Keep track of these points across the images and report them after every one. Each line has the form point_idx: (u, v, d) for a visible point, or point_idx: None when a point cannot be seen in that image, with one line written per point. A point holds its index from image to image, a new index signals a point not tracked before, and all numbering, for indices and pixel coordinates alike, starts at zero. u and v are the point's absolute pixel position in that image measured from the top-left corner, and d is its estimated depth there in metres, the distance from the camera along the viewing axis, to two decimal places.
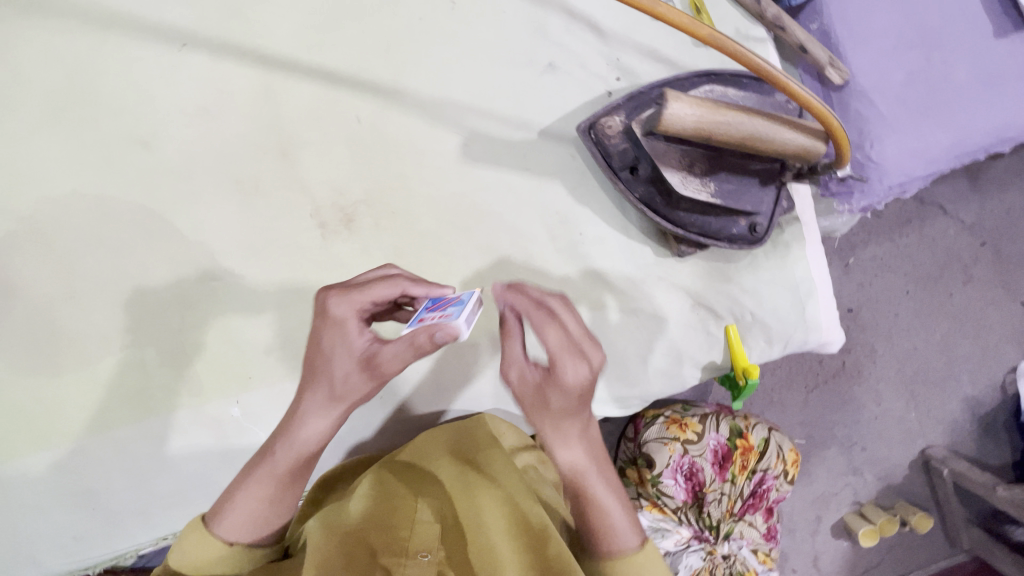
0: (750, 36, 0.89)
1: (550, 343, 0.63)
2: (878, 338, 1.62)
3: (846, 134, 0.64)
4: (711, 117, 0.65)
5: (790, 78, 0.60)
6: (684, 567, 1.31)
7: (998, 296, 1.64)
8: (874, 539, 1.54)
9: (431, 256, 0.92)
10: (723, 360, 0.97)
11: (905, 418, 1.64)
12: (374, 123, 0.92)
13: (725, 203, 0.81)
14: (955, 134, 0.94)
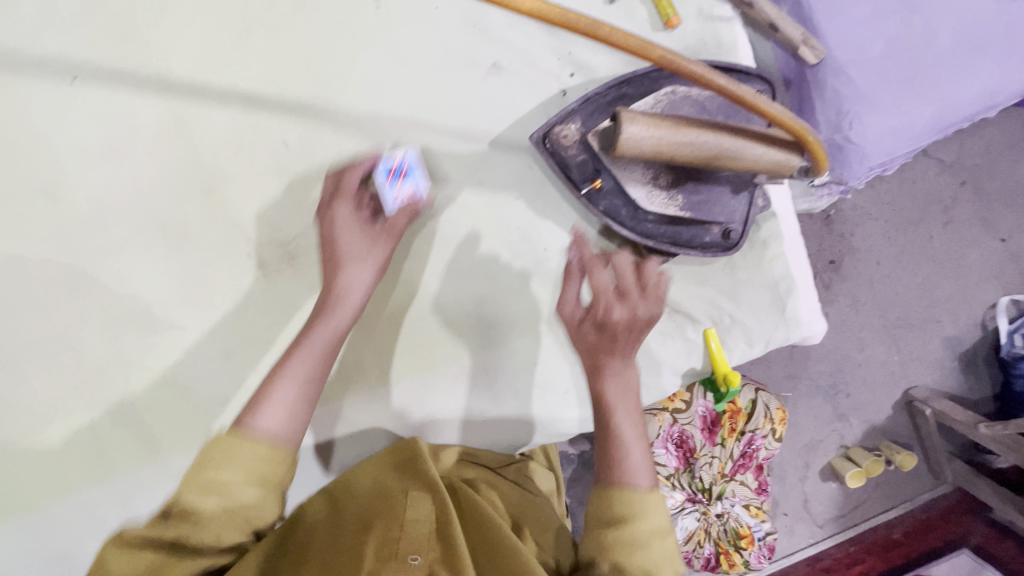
0: (715, 16, 0.80)
1: (602, 281, 0.70)
2: (861, 288, 1.56)
3: (820, 146, 0.58)
4: (671, 137, 0.57)
5: (753, 93, 0.54)
6: (680, 529, 1.34)
7: (977, 235, 1.58)
8: (861, 480, 1.50)
9: (386, 287, 0.85)
10: (703, 366, 0.92)
11: (888, 363, 1.58)
12: (303, 147, 0.82)
13: (694, 216, 0.76)
14: (938, 107, 0.87)
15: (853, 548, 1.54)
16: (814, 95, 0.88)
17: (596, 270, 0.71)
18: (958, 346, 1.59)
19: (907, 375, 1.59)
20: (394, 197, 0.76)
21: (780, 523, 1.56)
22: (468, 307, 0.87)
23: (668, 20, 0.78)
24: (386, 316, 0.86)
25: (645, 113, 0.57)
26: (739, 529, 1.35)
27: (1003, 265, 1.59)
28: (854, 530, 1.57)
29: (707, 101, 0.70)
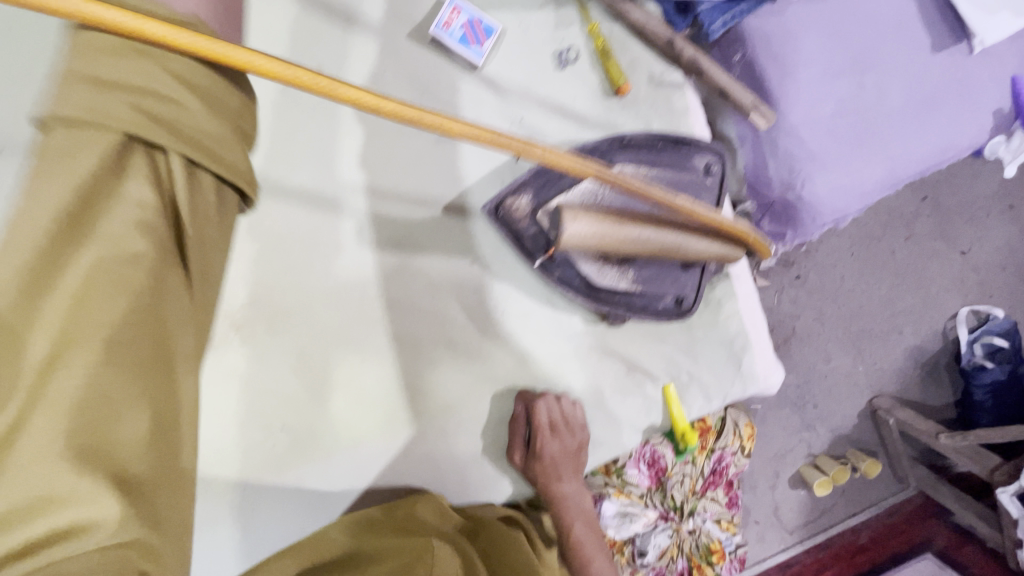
0: (666, 82, 0.80)
1: (541, 418, 0.83)
2: (825, 301, 1.56)
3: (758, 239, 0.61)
4: (614, 233, 0.59)
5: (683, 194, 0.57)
6: (652, 548, 1.21)
7: (938, 248, 1.59)
8: (829, 489, 1.49)
9: (337, 358, 0.82)
10: (662, 421, 0.93)
11: (853, 374, 1.58)
12: (242, 215, 0.80)
13: (645, 289, 0.78)
14: (889, 165, 0.88)
15: (823, 552, 1.53)
16: (766, 152, 0.89)
17: (538, 409, 0.84)
18: (919, 355, 1.59)
19: (871, 385, 1.58)
20: (443, 14, 0.75)
21: (751, 532, 1.55)
22: (427, 373, 0.85)
23: (618, 88, 0.78)
24: (338, 388, 0.81)
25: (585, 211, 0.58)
26: (711, 545, 1.26)
27: (963, 278, 1.60)
28: (824, 535, 1.56)
29: None
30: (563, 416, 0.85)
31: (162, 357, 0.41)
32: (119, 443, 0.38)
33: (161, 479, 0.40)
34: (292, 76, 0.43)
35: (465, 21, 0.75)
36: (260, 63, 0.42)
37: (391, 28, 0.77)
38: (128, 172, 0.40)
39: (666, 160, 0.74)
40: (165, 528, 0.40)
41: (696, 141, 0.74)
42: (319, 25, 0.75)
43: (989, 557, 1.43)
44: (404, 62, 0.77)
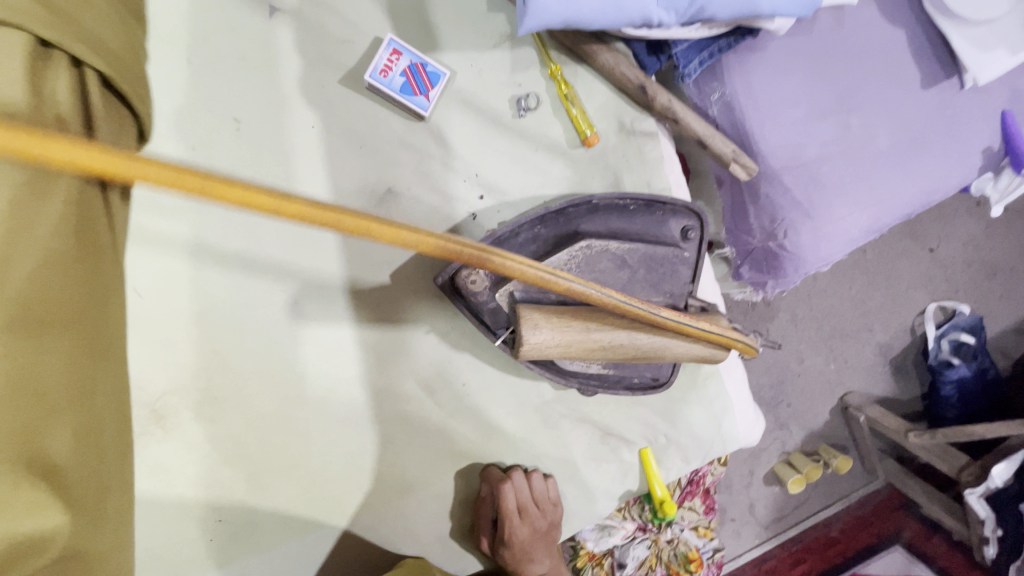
0: (638, 130, 0.73)
1: (510, 504, 0.76)
2: (798, 301, 1.38)
3: (728, 342, 0.57)
4: (575, 337, 0.53)
5: (653, 307, 0.51)
6: (632, 559, 1.18)
7: (907, 246, 1.42)
8: (801, 486, 1.32)
9: (279, 442, 0.74)
10: (639, 486, 0.86)
11: (825, 373, 1.41)
12: (160, 293, 0.70)
13: (617, 368, 0.72)
14: (876, 210, 0.82)
15: (795, 547, 1.40)
16: (747, 199, 0.81)
17: (506, 494, 0.76)
18: (888, 353, 1.43)
19: (842, 381, 1.42)
20: (380, 58, 0.64)
21: (726, 530, 1.40)
22: (382, 454, 0.78)
23: (585, 139, 0.70)
24: (284, 474, 0.75)
25: (545, 316, 0.53)
26: (688, 553, 1.22)
27: (936, 277, 1.43)
28: (797, 529, 1.42)
29: (626, 253, 0.64)
30: (532, 498, 0.79)
31: (85, 346, 0.46)
32: (52, 452, 0.41)
33: (98, 482, 0.46)
34: (167, 179, 0.34)
35: (407, 65, 0.65)
36: (130, 169, 0.33)
37: (318, 72, 0.66)
38: (61, 175, 0.44)
39: (639, 224, 0.67)
40: (97, 534, 0.44)
41: (671, 203, 0.66)
42: (234, 72, 0.64)
43: (953, 548, 1.33)
44: (339, 113, 0.67)
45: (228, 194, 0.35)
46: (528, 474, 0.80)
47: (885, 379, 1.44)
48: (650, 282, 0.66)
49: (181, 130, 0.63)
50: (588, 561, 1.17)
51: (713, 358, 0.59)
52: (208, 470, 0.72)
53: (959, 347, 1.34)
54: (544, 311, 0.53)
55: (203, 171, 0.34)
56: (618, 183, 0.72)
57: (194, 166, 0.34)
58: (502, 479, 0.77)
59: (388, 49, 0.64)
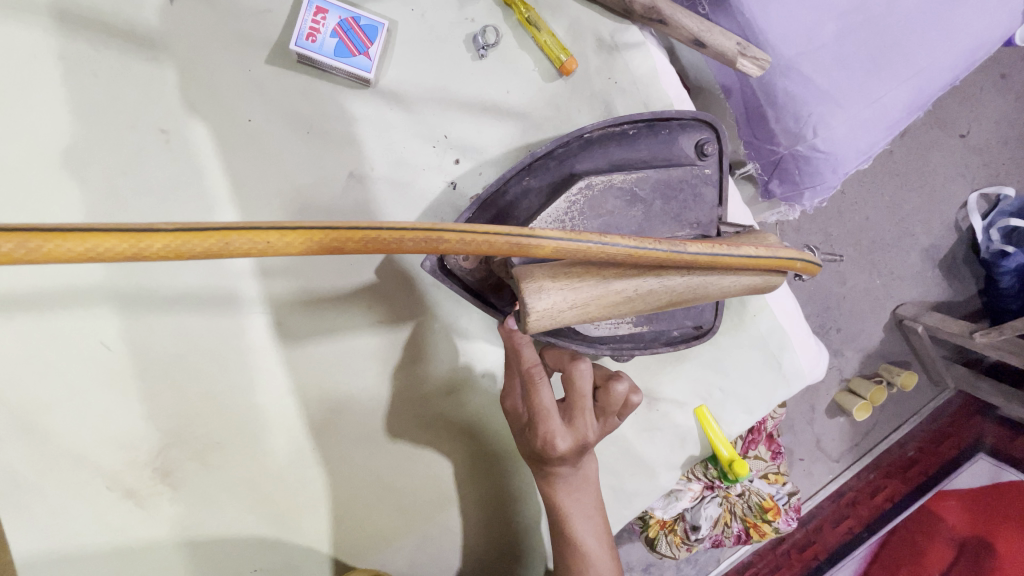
0: (622, 43, 0.62)
1: (546, 401, 0.53)
2: (830, 220, 1.24)
3: (779, 256, 0.46)
4: (594, 294, 0.44)
5: (674, 245, 0.42)
6: (706, 520, 1.08)
7: (937, 136, 1.26)
8: (868, 411, 1.19)
9: (299, 473, 0.69)
10: (702, 450, 0.77)
11: (872, 290, 1.27)
12: (130, 343, 0.63)
13: (653, 325, 0.62)
14: (918, 82, 0.69)
15: (873, 474, 1.29)
16: (763, 103, 0.70)
17: (540, 386, 0.53)
18: (936, 255, 1.29)
19: (892, 294, 1.28)
20: (304, 21, 0.54)
21: (797, 471, 1.28)
22: (410, 468, 0.72)
23: (562, 66, 0.60)
24: (311, 509, 0.69)
25: (554, 276, 0.44)
26: (763, 502, 1.11)
27: (975, 162, 1.27)
28: (871, 456, 1.29)
29: (635, 184, 0.54)
30: (585, 399, 0.54)
31: None
32: None
33: None
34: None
35: (337, 23, 0.55)
36: None
37: (242, 56, 0.58)
38: None
39: (644, 150, 0.57)
40: None
41: (677, 116, 0.56)
42: (150, 75, 0.56)
43: None
44: (277, 100, 0.58)
45: (54, 248, 0.30)
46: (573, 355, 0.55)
47: (937, 283, 1.30)
48: (670, 214, 0.55)
49: (106, 156, 0.56)
50: (660, 529, 1.11)
51: (773, 287, 0.50)
52: (233, 519, 0.68)
53: (1011, 232, 1.20)
54: (550, 270, 0.44)
55: (14, 231, 0.29)
56: (610, 110, 0.62)
57: (18, 229, 0.29)
58: (535, 362, 0.54)
59: (306, 9, 0.53)
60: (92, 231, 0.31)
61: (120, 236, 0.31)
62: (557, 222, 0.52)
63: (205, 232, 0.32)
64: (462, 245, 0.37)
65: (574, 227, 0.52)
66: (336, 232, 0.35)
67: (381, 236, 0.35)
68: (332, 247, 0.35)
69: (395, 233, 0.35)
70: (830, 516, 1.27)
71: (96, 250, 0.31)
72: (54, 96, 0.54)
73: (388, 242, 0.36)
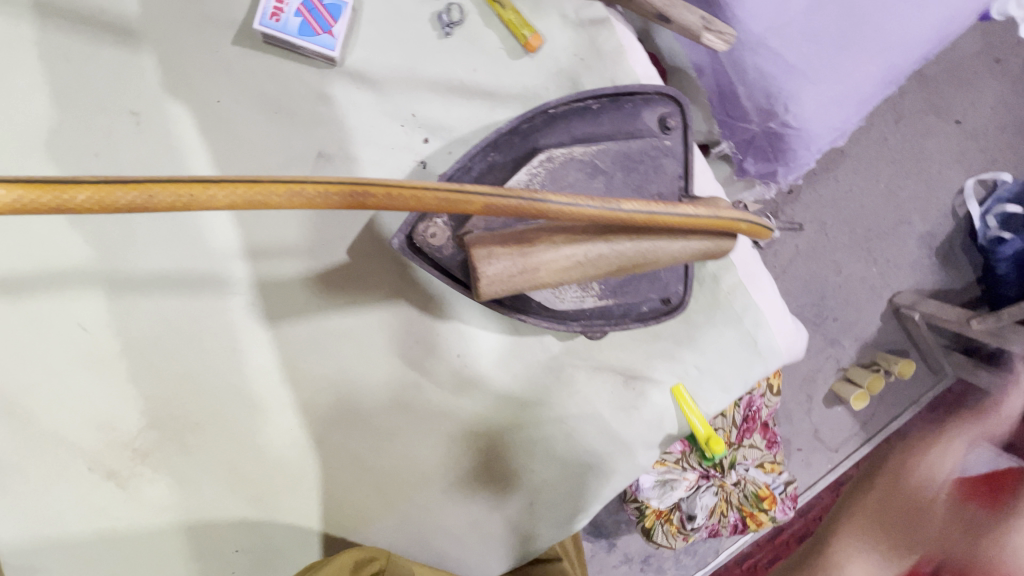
0: (588, 20, 0.62)
1: None
2: (823, 208, 1.24)
3: (725, 215, 0.46)
4: (541, 259, 0.44)
5: (613, 204, 0.42)
6: (701, 509, 1.09)
7: (930, 123, 1.25)
8: (865, 401, 1.19)
9: (275, 453, 0.69)
10: (678, 428, 0.77)
11: (862, 274, 1.27)
12: (105, 323, 0.64)
13: (619, 299, 0.63)
14: (890, 57, 0.69)
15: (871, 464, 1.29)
16: (734, 80, 0.70)
17: None
18: (933, 242, 1.28)
19: (882, 278, 1.28)
20: (268, 2, 0.55)
21: (795, 461, 1.29)
22: (387, 449, 0.72)
23: (526, 43, 0.61)
24: (290, 489, 0.70)
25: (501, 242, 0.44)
26: (758, 492, 1.11)
27: (968, 149, 1.27)
28: (868, 446, 1.30)
29: (596, 157, 0.54)
30: None
31: None
32: None
33: None
34: None
35: (301, 4, 0.56)
36: None
37: (212, 38, 0.58)
38: None
39: (608, 124, 0.57)
40: None
41: (640, 90, 0.56)
42: (118, 55, 0.57)
43: None
44: (244, 80, 0.59)
45: None
46: None
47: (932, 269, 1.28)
48: (632, 187, 0.56)
49: (76, 136, 0.56)
50: (656, 519, 1.11)
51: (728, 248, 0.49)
52: (212, 498, 0.68)
53: (1009, 218, 1.19)
54: (498, 236, 0.44)
55: None
56: (577, 86, 0.62)
57: None
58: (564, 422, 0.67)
59: None
60: (17, 182, 0.32)
61: (44, 187, 0.32)
62: None
63: (127, 184, 0.34)
64: (390, 200, 0.38)
65: None
66: (261, 186, 0.36)
67: (307, 192, 0.37)
68: (259, 202, 0.36)
69: (320, 188, 0.37)
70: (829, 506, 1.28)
71: (21, 201, 0.32)
72: (27, 79, 0.56)
73: (314, 198, 0.37)
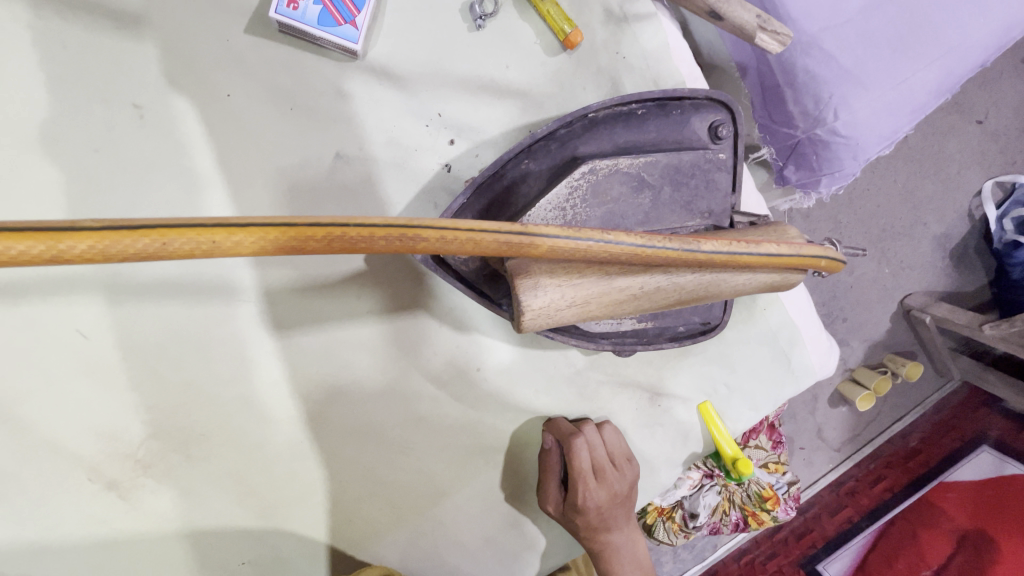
0: (629, 14, 0.57)
1: (584, 463, 0.65)
2: (840, 207, 1.18)
3: (798, 254, 0.43)
4: (596, 292, 0.41)
5: (684, 242, 0.39)
6: (704, 508, 1.06)
7: (953, 121, 1.20)
8: (870, 402, 1.16)
9: (284, 467, 0.66)
10: (704, 447, 0.74)
11: (881, 280, 1.23)
12: (106, 331, 0.60)
13: (658, 319, 0.59)
14: (948, 60, 0.64)
15: (873, 464, 1.28)
16: (781, 82, 0.65)
17: (581, 454, 0.65)
18: (948, 244, 1.24)
19: (902, 284, 1.24)
20: None
21: (797, 460, 1.26)
22: (402, 463, 0.69)
23: (567, 38, 0.55)
24: (299, 502, 0.67)
25: (554, 272, 0.41)
26: (763, 492, 1.08)
27: (995, 150, 1.22)
28: (870, 446, 1.28)
29: (644, 169, 0.50)
30: (585, 471, 0.65)
31: None
32: None
33: None
34: None
35: None
36: None
37: (221, 25, 0.53)
38: None
39: (654, 132, 0.53)
40: None
41: (690, 95, 0.51)
42: (120, 45, 0.52)
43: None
44: (257, 73, 0.54)
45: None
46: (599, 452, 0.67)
47: (948, 274, 1.25)
48: (680, 202, 0.52)
49: (78, 134, 0.52)
50: (658, 516, 1.09)
51: (791, 284, 0.46)
52: (220, 513, 0.65)
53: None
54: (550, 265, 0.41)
55: None
56: (617, 88, 0.58)
57: None
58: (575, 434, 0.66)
59: None
60: (2, 231, 0.28)
61: (41, 236, 0.29)
62: (558, 209, 0.48)
63: (140, 231, 0.30)
64: (443, 243, 0.35)
65: (577, 216, 0.49)
66: (295, 230, 0.33)
67: (348, 235, 0.33)
68: (292, 246, 0.33)
69: (366, 230, 0.33)
70: (828, 504, 1.25)
71: (9, 253, 0.28)
72: (21, 67, 0.50)
73: (357, 241, 0.34)
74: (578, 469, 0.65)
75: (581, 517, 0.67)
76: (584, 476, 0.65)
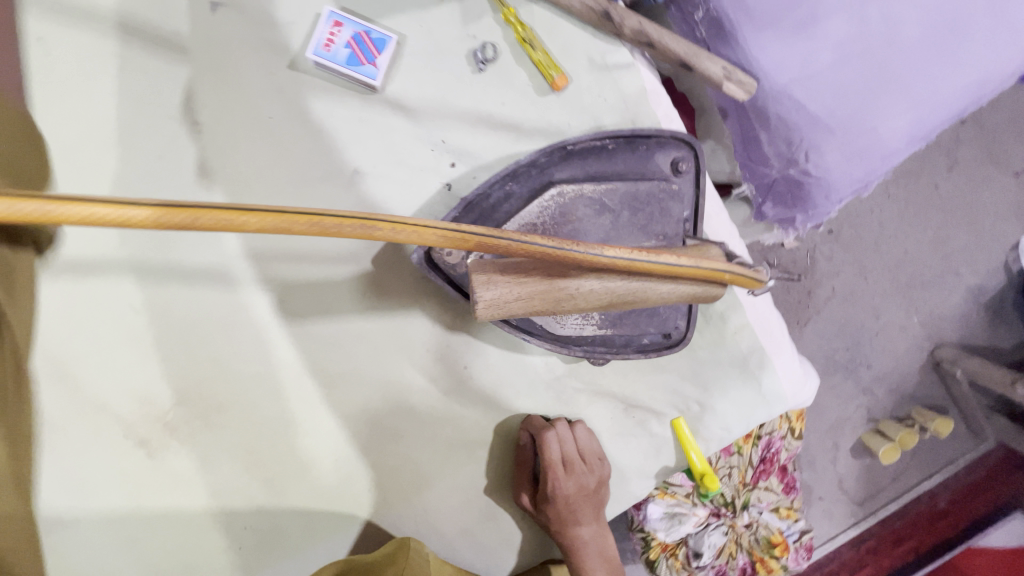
0: (610, 65, 0.66)
1: (554, 454, 0.70)
2: (867, 252, 1.20)
3: (707, 266, 0.48)
4: (536, 290, 0.49)
5: (591, 248, 0.45)
6: (708, 549, 1.03)
7: (977, 178, 1.21)
8: (896, 456, 1.15)
9: (288, 443, 0.74)
10: (676, 461, 0.78)
11: (908, 328, 1.22)
12: (152, 308, 0.71)
13: (619, 329, 0.66)
14: (915, 113, 0.67)
15: (897, 523, 1.23)
16: (757, 126, 0.73)
17: (549, 444, 0.71)
18: (982, 296, 1.23)
19: (929, 332, 1.23)
20: (322, 33, 0.62)
21: (816, 511, 1.22)
22: (392, 449, 0.76)
23: (553, 82, 0.65)
24: (297, 476, 0.74)
25: (502, 272, 0.50)
26: (771, 537, 1.08)
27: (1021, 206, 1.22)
28: (897, 503, 1.23)
29: (605, 195, 0.59)
30: (554, 460, 0.70)
31: None
32: None
33: None
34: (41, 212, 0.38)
35: (351, 36, 0.63)
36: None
37: (265, 60, 0.65)
38: None
39: (621, 164, 0.61)
40: None
41: (655, 134, 0.59)
42: (185, 71, 0.64)
43: None
44: (293, 100, 0.65)
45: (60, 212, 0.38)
46: (568, 446, 0.72)
47: (977, 327, 1.24)
48: (637, 225, 0.60)
49: (146, 141, 0.64)
50: (661, 552, 1.05)
51: (716, 295, 0.51)
52: (228, 478, 0.73)
53: None
54: (500, 266, 0.50)
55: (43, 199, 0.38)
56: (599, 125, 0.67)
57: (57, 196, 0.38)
58: (547, 427, 0.72)
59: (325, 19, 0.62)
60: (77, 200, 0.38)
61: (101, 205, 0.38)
62: (529, 224, 0.58)
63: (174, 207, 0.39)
64: (393, 233, 0.42)
65: (544, 231, 0.58)
66: (281, 215, 0.41)
67: (321, 222, 0.41)
68: (279, 227, 0.41)
69: (335, 220, 0.42)
70: (848, 562, 1.22)
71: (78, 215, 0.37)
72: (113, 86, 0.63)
73: (328, 227, 0.42)
74: (549, 460, 0.70)
75: (551, 507, 0.72)
76: (554, 466, 0.70)
